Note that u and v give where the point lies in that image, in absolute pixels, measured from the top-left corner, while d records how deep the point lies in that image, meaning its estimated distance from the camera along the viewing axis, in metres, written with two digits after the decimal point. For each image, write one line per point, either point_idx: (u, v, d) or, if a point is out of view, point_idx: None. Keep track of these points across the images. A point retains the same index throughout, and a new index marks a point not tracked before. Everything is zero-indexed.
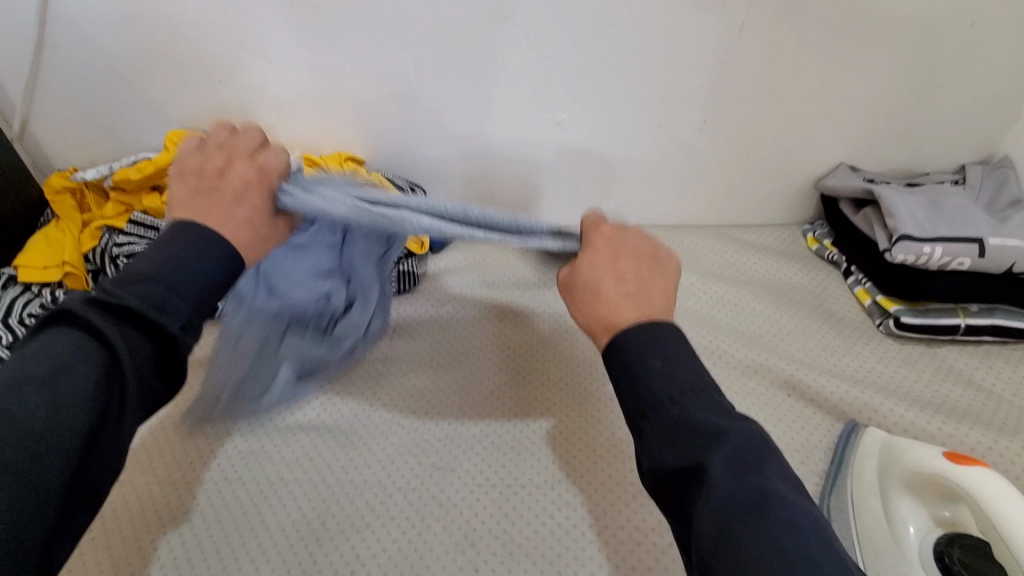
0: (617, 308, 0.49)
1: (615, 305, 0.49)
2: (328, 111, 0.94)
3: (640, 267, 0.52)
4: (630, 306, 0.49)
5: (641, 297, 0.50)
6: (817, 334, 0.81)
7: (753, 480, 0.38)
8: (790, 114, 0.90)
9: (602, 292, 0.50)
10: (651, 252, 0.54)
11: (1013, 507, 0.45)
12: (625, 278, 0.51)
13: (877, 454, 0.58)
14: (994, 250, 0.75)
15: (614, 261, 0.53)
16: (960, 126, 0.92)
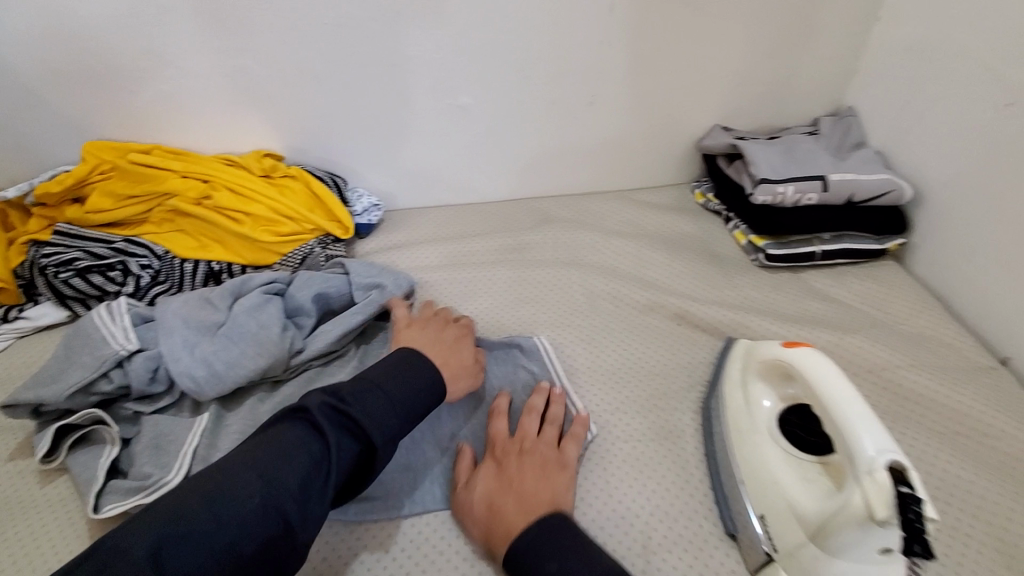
0: (511, 517, 0.56)
1: (507, 514, 0.56)
2: (241, 112, 0.98)
3: (534, 475, 0.59)
4: (518, 512, 0.56)
5: (529, 504, 0.57)
6: (702, 273, 0.93)
7: None
8: (665, 83, 1.02)
9: (497, 509, 0.57)
10: (550, 461, 0.62)
11: (830, 379, 0.53)
12: (515, 485, 0.59)
13: (742, 359, 0.69)
14: (835, 184, 0.89)
15: (510, 474, 0.60)
16: (811, 83, 1.06)
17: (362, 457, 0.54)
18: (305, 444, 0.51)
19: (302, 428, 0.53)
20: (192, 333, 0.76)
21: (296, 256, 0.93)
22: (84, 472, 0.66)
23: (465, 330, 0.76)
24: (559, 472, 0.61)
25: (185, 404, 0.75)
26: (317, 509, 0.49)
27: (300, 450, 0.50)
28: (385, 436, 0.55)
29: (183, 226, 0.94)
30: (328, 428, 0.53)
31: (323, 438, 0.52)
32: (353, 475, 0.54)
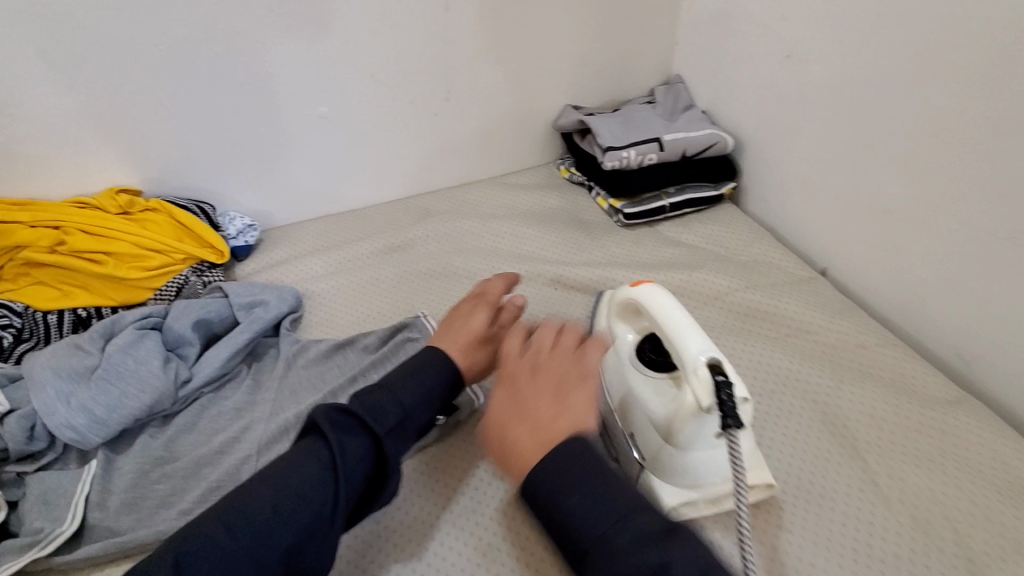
0: (526, 445, 0.53)
1: (519, 440, 0.53)
2: (81, 151, 0.93)
3: (551, 396, 0.56)
4: (532, 440, 0.53)
5: (534, 437, 0.53)
6: (573, 241, 1.01)
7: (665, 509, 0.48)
8: (512, 72, 1.09)
9: (510, 431, 0.54)
10: (568, 371, 0.58)
11: (660, 301, 0.63)
12: (536, 414, 0.55)
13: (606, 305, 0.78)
14: (669, 143, 1.01)
15: (527, 396, 0.56)
16: (641, 57, 1.18)
17: (372, 459, 0.55)
18: (312, 451, 0.53)
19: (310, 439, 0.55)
20: (66, 383, 0.72)
21: (171, 288, 0.91)
22: None
23: (482, 301, 0.71)
24: (580, 384, 0.57)
25: (70, 457, 0.71)
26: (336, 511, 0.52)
27: (309, 457, 0.53)
28: (388, 429, 0.56)
29: (41, 277, 0.88)
30: (331, 433, 0.54)
31: (327, 444, 0.54)
32: (366, 475, 0.55)
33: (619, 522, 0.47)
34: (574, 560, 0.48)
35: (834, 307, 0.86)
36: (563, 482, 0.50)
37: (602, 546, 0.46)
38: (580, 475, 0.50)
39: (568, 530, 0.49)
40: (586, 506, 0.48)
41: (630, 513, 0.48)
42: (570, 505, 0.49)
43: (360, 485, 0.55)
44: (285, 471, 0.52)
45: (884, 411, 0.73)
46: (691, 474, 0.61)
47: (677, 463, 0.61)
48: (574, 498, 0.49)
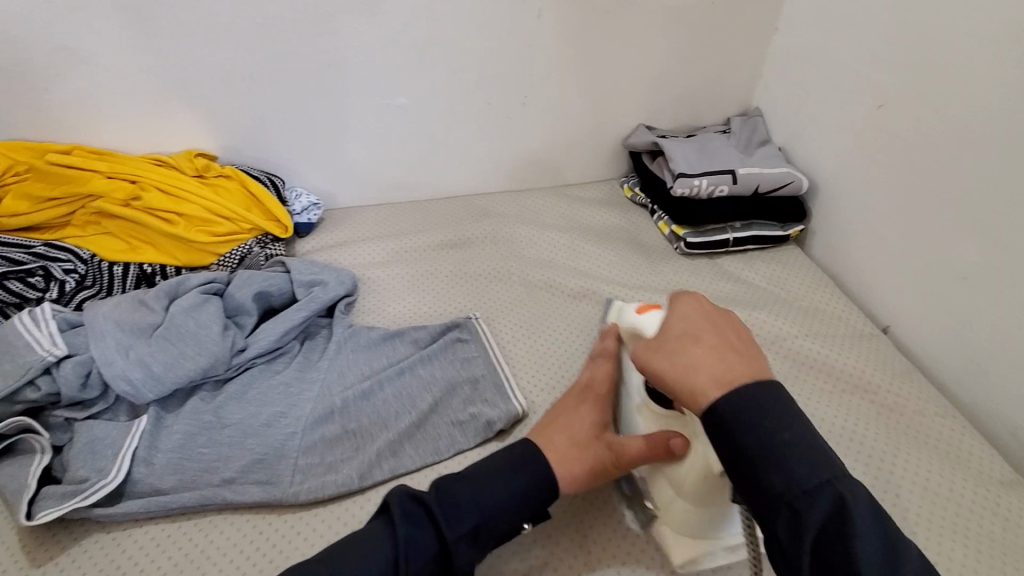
0: (723, 366, 0.51)
1: (719, 362, 0.52)
2: (167, 111, 0.95)
3: (713, 349, 0.53)
4: (716, 368, 0.51)
5: (731, 363, 0.51)
6: (630, 263, 1.00)
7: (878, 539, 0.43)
8: (591, 86, 1.09)
9: (700, 352, 0.53)
10: (729, 332, 0.55)
11: None
12: (730, 339, 0.54)
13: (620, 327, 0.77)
14: (743, 177, 0.99)
15: (682, 348, 0.54)
16: (722, 85, 1.16)
17: (434, 559, 0.53)
18: (377, 541, 0.53)
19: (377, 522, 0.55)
20: (126, 336, 0.74)
21: (234, 256, 0.92)
22: (11, 482, 0.63)
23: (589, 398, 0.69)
24: (728, 352, 0.53)
25: (121, 409, 0.73)
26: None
27: (375, 547, 0.52)
28: (458, 534, 0.54)
29: (110, 229, 0.91)
30: (399, 524, 0.54)
31: (392, 537, 0.53)
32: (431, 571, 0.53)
33: (839, 479, 0.45)
34: (766, 506, 0.46)
35: (894, 367, 0.82)
36: (777, 415, 0.48)
37: (819, 499, 0.44)
38: (796, 420, 0.48)
39: (763, 470, 0.46)
40: (804, 448, 0.46)
41: (868, 516, 0.44)
42: (783, 442, 0.46)
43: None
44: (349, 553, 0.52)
45: (941, 483, 0.70)
46: (700, 530, 0.62)
47: (689, 518, 0.61)
48: (792, 433, 0.47)
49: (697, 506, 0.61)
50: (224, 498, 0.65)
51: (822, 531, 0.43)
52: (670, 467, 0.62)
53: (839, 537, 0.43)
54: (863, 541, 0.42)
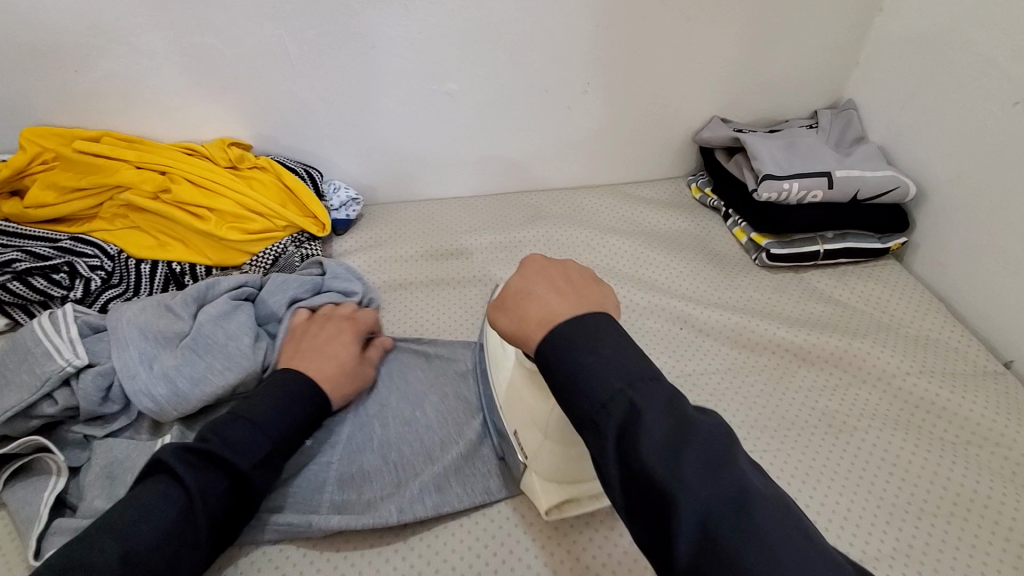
0: (550, 306, 0.46)
1: (548, 302, 0.46)
2: (201, 96, 0.88)
3: (553, 293, 0.47)
4: (542, 309, 0.46)
5: (558, 300, 0.46)
6: (702, 274, 0.89)
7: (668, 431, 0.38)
8: (662, 73, 0.97)
9: (535, 295, 0.48)
10: (559, 278, 0.49)
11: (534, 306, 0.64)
12: (565, 281, 0.49)
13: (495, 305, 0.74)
14: (839, 181, 0.87)
15: (519, 295, 0.48)
16: (811, 73, 1.02)
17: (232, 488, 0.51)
18: (162, 497, 0.48)
19: (157, 476, 0.50)
20: (150, 347, 0.67)
21: (268, 256, 0.85)
22: (22, 509, 0.57)
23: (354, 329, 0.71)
24: (569, 294, 0.47)
25: (143, 425, 0.66)
26: (187, 553, 0.47)
27: (158, 504, 0.47)
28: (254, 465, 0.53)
29: (138, 222, 0.84)
30: (187, 472, 0.50)
31: (182, 484, 0.49)
32: (233, 505, 0.52)
33: (635, 387, 0.40)
34: (583, 430, 0.41)
35: None
36: (588, 341, 0.42)
37: (614, 410, 0.39)
38: (603, 339, 0.42)
39: (573, 394, 0.41)
40: (606, 367, 0.41)
41: (661, 411, 0.39)
42: (584, 365, 0.41)
43: (225, 519, 0.51)
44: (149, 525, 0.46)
45: None
46: (563, 471, 0.60)
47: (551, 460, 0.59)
48: (598, 355, 0.41)
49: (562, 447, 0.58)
50: (253, 535, 0.58)
51: (621, 445, 0.38)
52: (537, 409, 0.59)
53: (632, 443, 0.38)
54: (654, 440, 0.37)
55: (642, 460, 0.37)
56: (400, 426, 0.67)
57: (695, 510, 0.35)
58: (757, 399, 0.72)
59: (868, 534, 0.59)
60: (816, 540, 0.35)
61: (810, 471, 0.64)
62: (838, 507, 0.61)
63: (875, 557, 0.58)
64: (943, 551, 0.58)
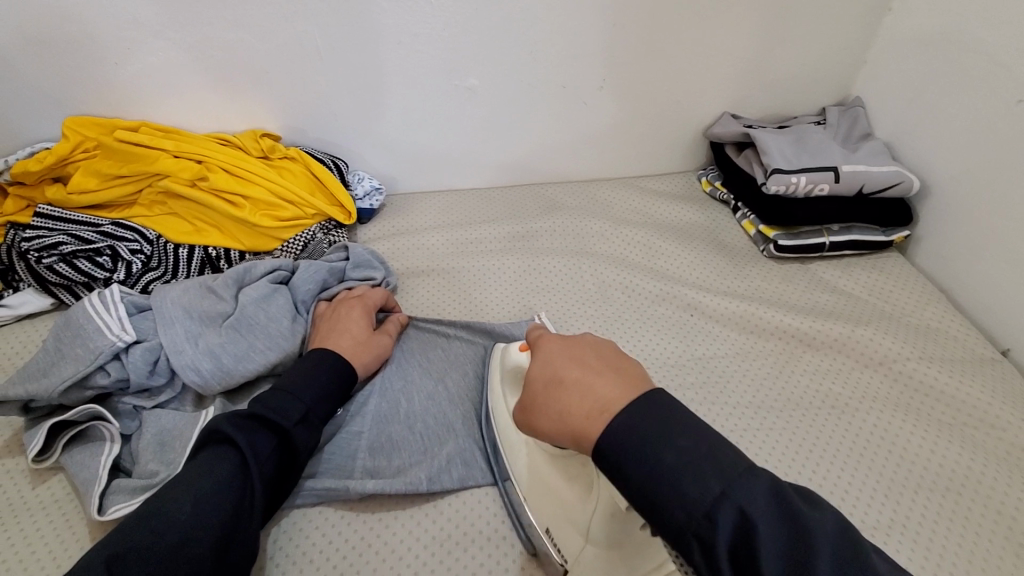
0: (596, 396, 0.47)
1: (591, 392, 0.48)
2: (234, 89, 0.92)
3: (592, 378, 0.49)
4: (587, 398, 0.48)
5: (599, 386, 0.48)
6: (713, 264, 0.93)
7: (780, 537, 0.37)
8: (676, 70, 1.00)
9: (571, 385, 0.50)
10: (593, 362, 0.51)
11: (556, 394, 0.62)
12: (601, 363, 0.51)
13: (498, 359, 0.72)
14: (845, 175, 0.90)
15: (559, 386, 0.51)
16: (819, 71, 1.06)
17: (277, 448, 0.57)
18: (220, 459, 0.53)
19: (212, 441, 0.54)
20: (194, 324, 0.71)
21: (298, 242, 0.90)
22: (82, 472, 0.61)
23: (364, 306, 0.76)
24: (605, 376, 0.49)
25: (187, 397, 0.71)
26: (248, 506, 0.52)
27: (218, 463, 0.52)
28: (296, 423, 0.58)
29: (176, 209, 0.89)
30: (239, 435, 0.54)
31: (237, 447, 0.54)
32: (280, 464, 0.57)
33: (733, 488, 0.38)
34: (680, 540, 0.39)
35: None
36: (656, 431, 0.43)
37: (720, 517, 0.38)
38: (675, 432, 0.42)
39: (658, 500, 0.40)
40: (693, 470, 0.40)
41: (767, 508, 0.38)
42: (665, 464, 0.41)
43: (275, 476, 0.56)
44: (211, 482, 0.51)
45: None
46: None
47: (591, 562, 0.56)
48: (676, 451, 0.41)
49: (603, 548, 0.56)
50: (296, 498, 0.62)
51: (736, 551, 0.37)
52: (574, 507, 0.59)
53: (747, 556, 0.36)
54: (770, 544, 0.36)
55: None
56: (428, 402, 0.71)
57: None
58: (764, 381, 0.76)
59: (868, 505, 0.64)
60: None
61: (815, 448, 0.68)
62: (840, 481, 0.66)
63: (872, 526, 0.62)
64: (939, 523, 0.62)
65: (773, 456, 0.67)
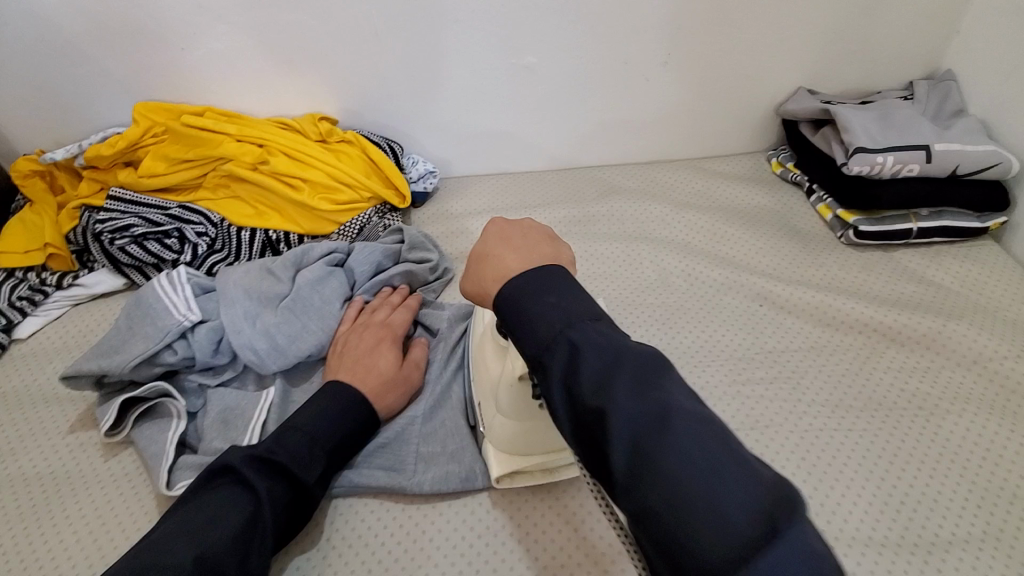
0: (507, 265, 0.46)
1: (502, 260, 0.47)
2: (293, 73, 0.92)
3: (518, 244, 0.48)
4: (496, 264, 0.47)
5: (510, 255, 0.47)
6: (784, 250, 0.88)
7: (602, 347, 0.38)
8: (746, 42, 0.94)
9: (494, 253, 0.48)
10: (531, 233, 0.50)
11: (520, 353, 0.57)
12: (528, 235, 0.50)
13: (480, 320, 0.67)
14: (938, 155, 0.83)
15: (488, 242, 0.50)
16: (908, 40, 0.96)
17: (292, 497, 0.54)
18: (234, 502, 0.50)
19: (229, 484, 0.52)
20: (253, 305, 0.72)
21: (354, 225, 0.90)
22: (152, 447, 0.63)
23: (388, 335, 0.71)
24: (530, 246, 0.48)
25: (249, 377, 0.72)
26: (255, 555, 0.49)
27: (230, 509, 0.49)
28: (315, 477, 0.56)
29: (239, 192, 0.90)
30: (259, 479, 0.52)
31: (254, 492, 0.51)
32: (292, 513, 0.54)
33: (573, 328, 0.39)
34: (531, 363, 0.41)
35: None
36: (539, 281, 0.43)
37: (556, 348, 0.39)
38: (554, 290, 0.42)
39: (523, 329, 0.42)
40: (552, 315, 0.41)
41: (604, 343, 0.38)
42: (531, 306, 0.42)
43: (283, 527, 0.53)
44: (213, 526, 0.48)
45: None
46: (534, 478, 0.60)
47: (505, 433, 0.59)
48: (547, 305, 0.41)
49: None
50: (352, 483, 0.62)
51: (565, 377, 0.38)
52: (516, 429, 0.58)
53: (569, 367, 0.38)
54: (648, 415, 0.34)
55: (581, 388, 0.37)
56: None
57: (624, 420, 0.34)
58: (842, 378, 0.70)
59: (960, 516, 0.58)
60: (737, 446, 0.34)
61: (900, 453, 0.63)
62: (928, 488, 0.60)
63: (964, 538, 0.57)
64: None
65: (853, 460, 0.63)
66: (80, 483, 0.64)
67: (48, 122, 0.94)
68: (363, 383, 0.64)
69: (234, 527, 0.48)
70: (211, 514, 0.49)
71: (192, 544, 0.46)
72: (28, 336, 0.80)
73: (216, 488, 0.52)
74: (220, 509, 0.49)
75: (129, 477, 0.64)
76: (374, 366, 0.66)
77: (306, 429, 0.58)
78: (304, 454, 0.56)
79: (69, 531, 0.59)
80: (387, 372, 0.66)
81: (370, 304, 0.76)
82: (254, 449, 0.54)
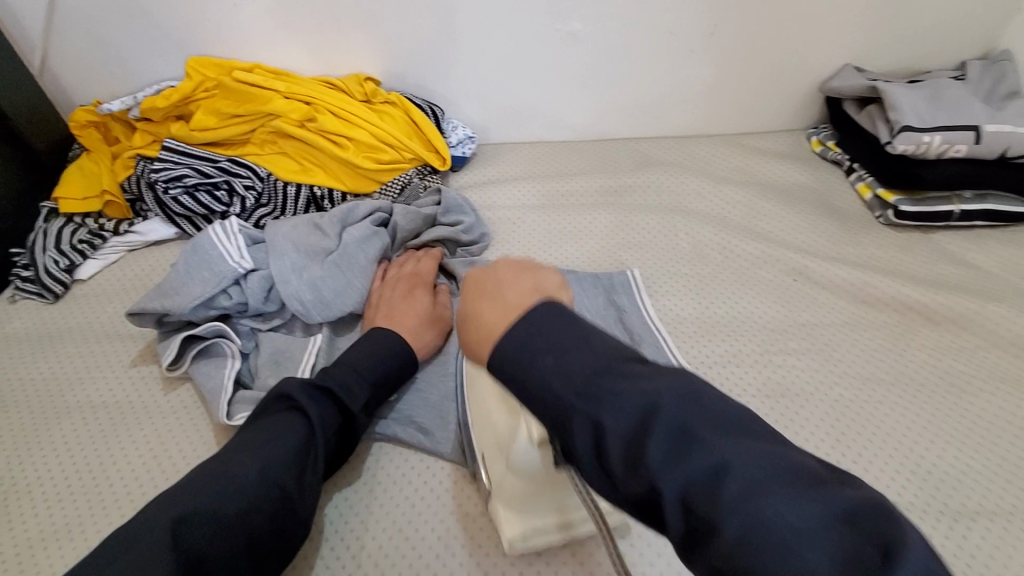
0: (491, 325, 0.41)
1: (484, 312, 0.42)
2: (341, 32, 0.93)
3: (500, 295, 0.42)
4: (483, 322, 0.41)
5: (491, 313, 0.41)
6: (822, 228, 0.88)
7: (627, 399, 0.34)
8: (797, 16, 0.93)
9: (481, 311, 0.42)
10: (514, 279, 0.43)
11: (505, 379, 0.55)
12: (517, 283, 0.43)
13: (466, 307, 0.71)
14: (988, 136, 0.82)
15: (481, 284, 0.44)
16: (963, 20, 0.95)
17: (340, 426, 0.58)
18: (289, 424, 0.54)
19: (283, 409, 0.55)
20: (301, 258, 0.75)
21: (396, 185, 0.93)
22: (208, 383, 0.67)
23: (418, 282, 0.74)
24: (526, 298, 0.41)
25: (296, 325, 0.76)
26: (310, 472, 0.53)
27: (287, 428, 0.53)
28: (361, 407, 0.59)
29: (286, 149, 0.93)
30: (310, 405, 0.55)
31: (306, 415, 0.55)
32: (340, 439, 0.58)
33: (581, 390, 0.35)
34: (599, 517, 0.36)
35: None
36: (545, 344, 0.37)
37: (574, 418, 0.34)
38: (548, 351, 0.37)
39: None
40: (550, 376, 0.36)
41: (574, 341, 0.37)
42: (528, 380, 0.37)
43: (332, 452, 0.57)
44: (270, 444, 0.51)
45: None
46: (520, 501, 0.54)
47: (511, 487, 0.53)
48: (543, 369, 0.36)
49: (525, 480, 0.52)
50: (396, 429, 0.66)
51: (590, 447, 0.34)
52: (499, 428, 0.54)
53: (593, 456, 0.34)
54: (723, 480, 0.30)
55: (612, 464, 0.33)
56: None
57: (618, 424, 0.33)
58: (874, 354, 0.72)
59: (987, 488, 0.60)
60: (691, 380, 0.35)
61: (928, 426, 0.65)
62: (953, 459, 0.62)
63: (991, 509, 0.58)
64: None
65: (882, 431, 0.64)
66: (143, 414, 0.68)
67: (105, 75, 0.97)
68: (401, 329, 0.68)
69: (291, 447, 0.52)
70: (268, 434, 0.52)
71: (253, 458, 0.50)
72: (88, 278, 0.84)
73: (269, 412, 0.56)
74: (277, 428, 0.53)
75: (187, 411, 0.68)
76: (411, 313, 0.70)
77: (358, 369, 0.61)
78: (352, 392, 0.59)
79: (135, 455, 0.64)
80: (423, 319, 0.70)
81: (393, 261, 0.80)
82: (307, 381, 0.57)
